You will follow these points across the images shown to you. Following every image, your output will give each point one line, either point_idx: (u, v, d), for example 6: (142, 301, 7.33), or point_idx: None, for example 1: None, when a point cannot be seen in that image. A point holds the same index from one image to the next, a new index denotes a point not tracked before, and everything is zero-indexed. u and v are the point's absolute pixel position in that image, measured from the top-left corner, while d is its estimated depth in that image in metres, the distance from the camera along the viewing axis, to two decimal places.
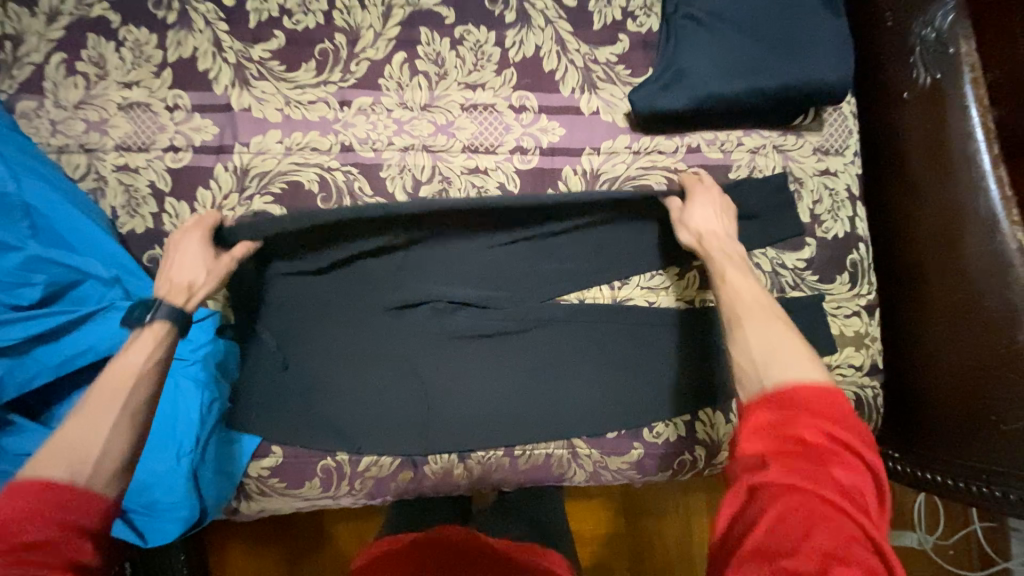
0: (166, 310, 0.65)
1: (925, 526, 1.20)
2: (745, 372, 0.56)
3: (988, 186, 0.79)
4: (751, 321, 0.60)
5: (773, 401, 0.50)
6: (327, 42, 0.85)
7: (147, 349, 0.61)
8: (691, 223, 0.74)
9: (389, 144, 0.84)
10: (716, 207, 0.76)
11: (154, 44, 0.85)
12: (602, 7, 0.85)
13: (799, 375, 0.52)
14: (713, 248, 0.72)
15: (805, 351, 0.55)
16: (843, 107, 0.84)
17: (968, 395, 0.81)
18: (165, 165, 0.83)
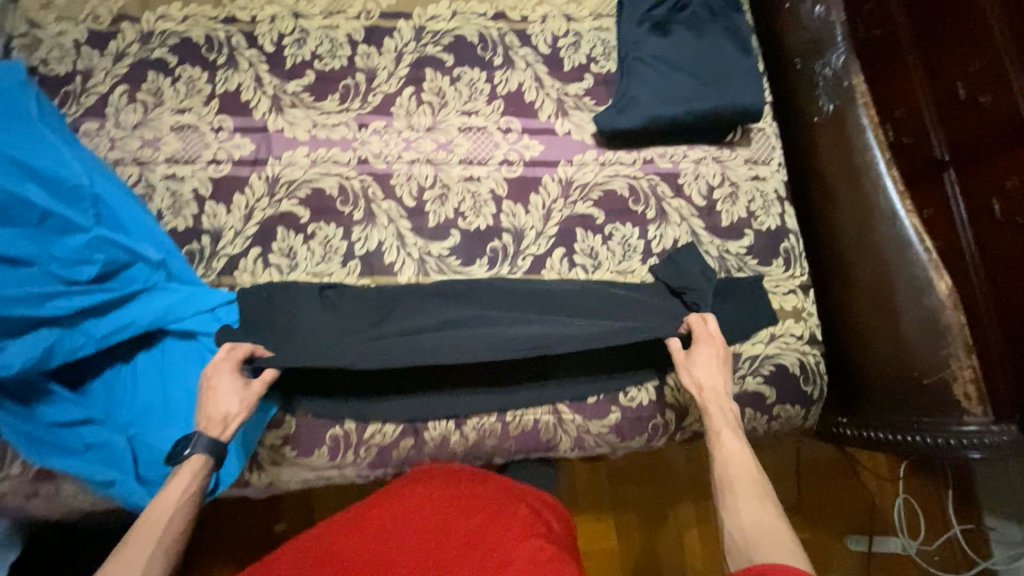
0: (204, 445, 0.76)
1: (908, 532, 1.43)
2: (737, 548, 0.67)
3: (886, 185, 0.97)
4: (742, 495, 0.72)
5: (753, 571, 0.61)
6: (350, 80, 1.05)
7: (186, 481, 0.74)
8: (693, 373, 0.86)
9: (399, 158, 1.02)
10: (717, 359, 0.87)
11: (204, 80, 1.03)
12: (571, 53, 1.07)
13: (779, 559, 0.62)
14: (711, 406, 0.83)
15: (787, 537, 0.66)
16: (765, 129, 1.05)
17: (893, 357, 0.94)
18: (207, 174, 0.99)
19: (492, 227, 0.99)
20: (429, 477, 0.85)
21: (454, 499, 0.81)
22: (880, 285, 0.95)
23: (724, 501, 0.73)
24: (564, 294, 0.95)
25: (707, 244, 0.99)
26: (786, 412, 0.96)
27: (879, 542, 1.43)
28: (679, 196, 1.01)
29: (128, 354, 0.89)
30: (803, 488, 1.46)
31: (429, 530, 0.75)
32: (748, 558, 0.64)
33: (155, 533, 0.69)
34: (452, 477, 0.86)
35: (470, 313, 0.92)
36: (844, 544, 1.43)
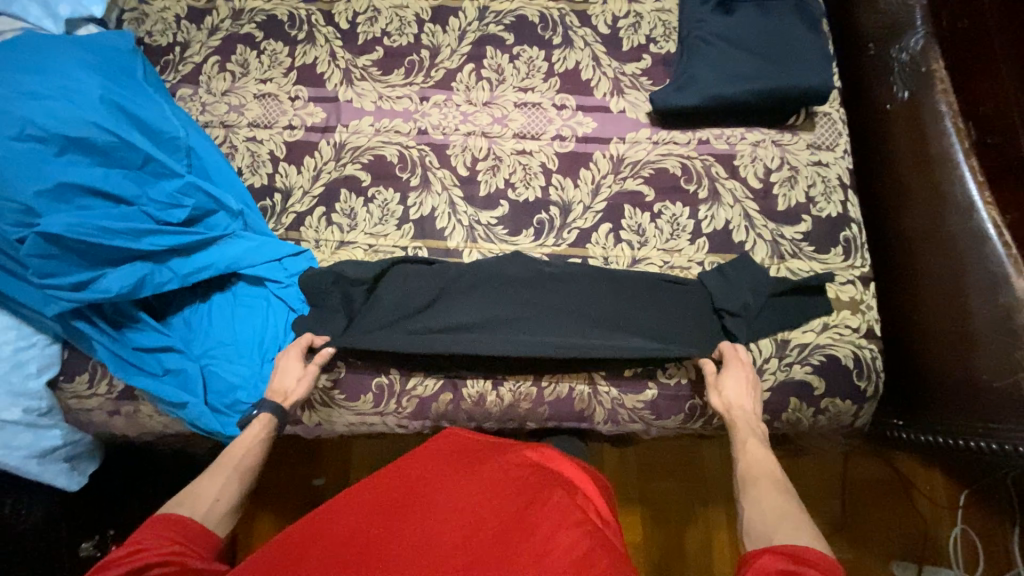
0: (270, 409, 0.86)
1: (963, 564, 1.32)
2: (755, 532, 0.67)
3: (964, 172, 0.90)
4: (764, 488, 0.73)
5: (783, 553, 0.61)
6: (415, 56, 1.11)
7: (255, 432, 0.83)
8: (724, 394, 0.85)
9: (456, 130, 1.06)
10: (747, 385, 0.85)
11: (285, 53, 1.13)
12: (630, 34, 1.08)
13: (804, 542, 0.63)
14: (739, 422, 0.82)
15: (806, 522, 0.66)
16: (832, 114, 1.02)
17: (960, 357, 0.88)
18: (283, 138, 1.07)
19: (540, 199, 1.02)
20: (468, 454, 0.85)
21: (490, 476, 0.80)
22: (953, 286, 0.90)
23: (747, 495, 0.73)
24: (611, 270, 0.96)
25: (761, 228, 0.96)
26: (835, 406, 0.92)
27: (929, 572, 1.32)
28: (733, 177, 0.99)
29: (204, 294, 0.99)
30: (846, 505, 1.40)
31: (465, 508, 0.73)
32: (769, 541, 0.64)
33: (228, 467, 0.78)
34: (491, 454, 0.85)
35: (520, 309, 0.94)
36: (889, 569, 1.35)
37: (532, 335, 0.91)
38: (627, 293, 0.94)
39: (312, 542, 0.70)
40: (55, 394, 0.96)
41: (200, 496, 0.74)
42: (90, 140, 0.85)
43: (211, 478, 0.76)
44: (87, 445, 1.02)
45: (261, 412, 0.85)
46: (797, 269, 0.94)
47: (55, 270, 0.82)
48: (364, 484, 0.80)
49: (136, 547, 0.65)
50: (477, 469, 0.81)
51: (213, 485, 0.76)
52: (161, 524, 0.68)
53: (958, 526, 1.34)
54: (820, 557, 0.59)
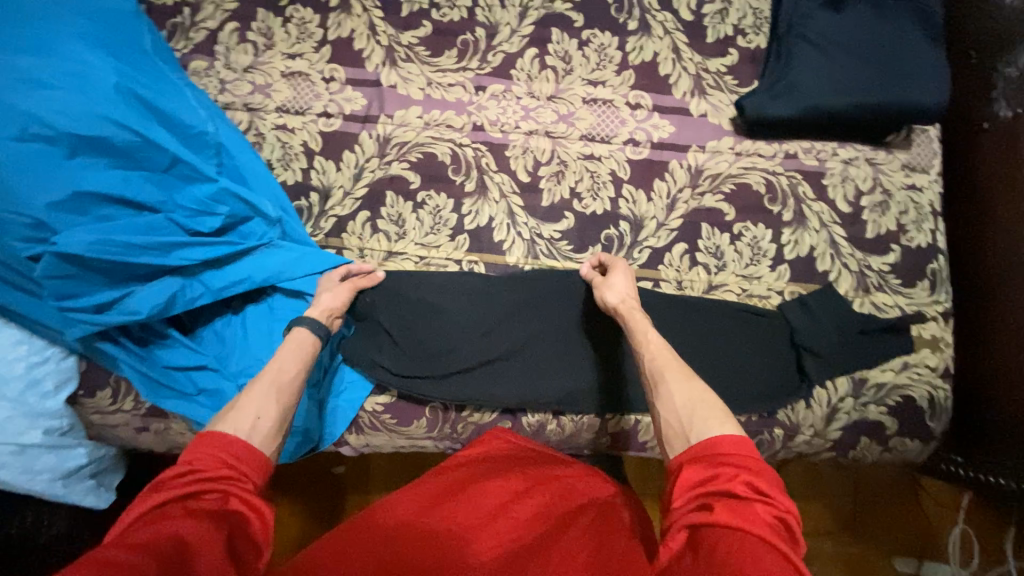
0: (307, 323, 0.77)
1: (960, 560, 1.35)
2: (675, 432, 0.59)
3: None
4: (673, 378, 0.64)
5: (697, 453, 0.54)
6: (469, 35, 0.97)
7: (297, 347, 0.73)
8: (615, 291, 0.81)
9: (516, 127, 0.94)
10: (626, 276, 0.83)
11: (316, 24, 0.97)
12: (715, 24, 0.96)
13: (716, 431, 0.55)
14: (633, 315, 0.76)
15: (715, 401, 0.59)
16: (929, 132, 0.94)
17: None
18: (318, 128, 0.94)
19: (609, 212, 0.93)
20: (504, 467, 0.73)
21: (519, 484, 0.68)
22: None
23: (656, 392, 0.65)
24: (686, 300, 0.89)
25: (847, 257, 0.89)
26: (904, 445, 0.89)
27: (928, 567, 1.36)
28: (821, 199, 0.91)
29: (238, 306, 0.90)
30: (857, 504, 1.41)
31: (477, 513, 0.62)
32: (687, 441, 0.57)
33: (272, 380, 0.66)
34: (523, 467, 0.72)
35: (581, 347, 0.89)
36: (890, 563, 1.37)
37: (595, 373, 0.88)
38: (702, 324, 0.88)
39: (347, 554, 0.55)
40: (75, 409, 0.87)
41: (241, 412, 0.60)
42: (107, 140, 0.73)
43: (251, 394, 0.63)
44: (111, 458, 0.94)
45: (296, 326, 0.77)
46: (881, 304, 0.89)
47: (74, 291, 0.72)
48: (422, 485, 0.69)
49: (190, 468, 0.51)
50: (507, 476, 0.70)
51: (255, 398, 0.62)
52: (216, 443, 0.54)
53: (958, 524, 1.36)
54: (734, 448, 0.52)
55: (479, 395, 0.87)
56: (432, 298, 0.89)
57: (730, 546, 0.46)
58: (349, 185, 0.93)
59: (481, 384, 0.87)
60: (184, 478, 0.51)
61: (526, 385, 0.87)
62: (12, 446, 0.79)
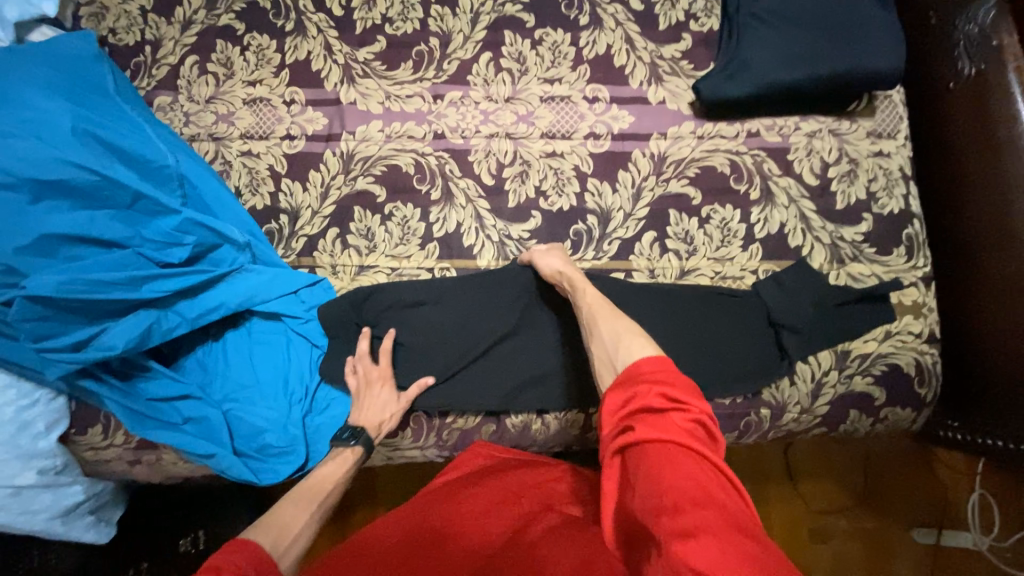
0: (364, 443, 0.80)
1: (981, 527, 1.32)
2: (605, 370, 0.60)
3: None
4: (602, 318, 0.67)
5: (617, 385, 0.54)
6: (423, 45, 0.97)
7: (340, 469, 0.76)
8: (550, 262, 0.83)
9: (476, 132, 0.95)
10: (560, 249, 0.87)
11: (273, 49, 0.99)
12: (667, 10, 0.96)
13: (637, 355, 0.57)
14: (573, 274, 0.79)
15: (636, 332, 0.61)
16: (893, 96, 0.93)
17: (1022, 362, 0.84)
18: (282, 151, 0.96)
19: (576, 207, 0.93)
20: (482, 473, 0.73)
21: (500, 492, 0.67)
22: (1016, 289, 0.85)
23: (591, 335, 0.66)
24: (660, 287, 0.89)
25: (818, 230, 0.89)
26: (895, 415, 0.88)
27: (948, 536, 1.33)
28: (787, 174, 0.90)
29: (217, 333, 0.91)
30: (869, 480, 1.38)
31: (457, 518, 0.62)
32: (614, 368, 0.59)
33: (313, 501, 0.70)
34: (500, 473, 0.72)
35: (557, 344, 0.89)
36: (910, 538, 1.34)
37: (575, 368, 0.88)
38: (677, 310, 0.88)
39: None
40: (69, 448, 0.89)
41: (281, 529, 0.62)
42: (68, 182, 0.75)
43: (292, 508, 0.66)
44: (110, 492, 0.95)
45: (354, 444, 0.79)
46: (858, 274, 0.88)
47: (50, 331, 0.74)
48: (401, 506, 0.67)
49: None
50: (485, 483, 0.69)
51: (297, 516, 0.65)
52: (244, 553, 0.55)
53: (976, 491, 1.34)
54: (651, 368, 0.53)
55: (459, 398, 0.87)
56: (409, 306, 0.89)
57: (650, 458, 0.47)
58: (316, 205, 0.94)
59: (463, 388, 0.87)
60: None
61: (507, 387, 0.88)
62: (6, 489, 0.81)
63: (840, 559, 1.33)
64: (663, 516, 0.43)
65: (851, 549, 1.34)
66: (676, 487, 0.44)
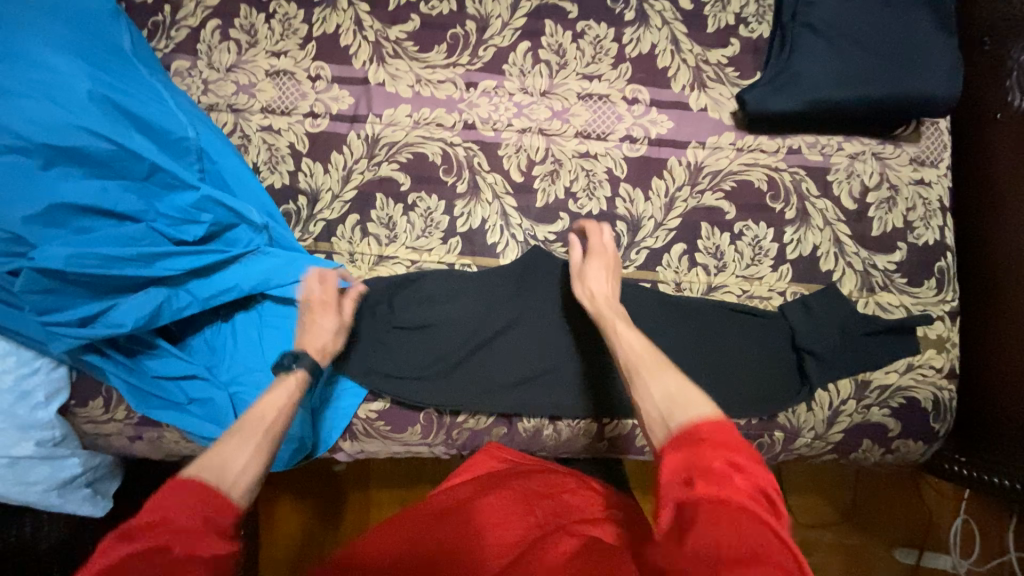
0: (308, 364, 0.72)
1: (960, 551, 1.34)
2: (654, 420, 0.53)
3: None
4: (647, 369, 0.59)
5: (676, 439, 0.49)
6: (459, 28, 0.93)
7: (287, 391, 0.67)
8: (587, 283, 0.78)
9: (508, 125, 0.91)
10: (609, 270, 0.79)
11: (300, 19, 0.94)
12: (717, 12, 0.91)
13: (695, 409, 0.51)
14: (605, 310, 0.73)
15: (684, 385, 0.55)
16: (940, 123, 0.90)
17: None
18: (304, 129, 0.92)
19: (605, 212, 0.90)
20: (487, 482, 0.72)
21: (512, 501, 0.66)
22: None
23: (636, 385, 0.58)
24: (684, 301, 0.87)
25: (851, 255, 0.86)
26: (906, 447, 0.89)
27: (928, 557, 1.35)
28: (825, 196, 0.88)
29: (228, 313, 0.90)
30: (858, 496, 1.40)
31: (467, 531, 0.61)
32: (665, 429, 0.51)
33: (260, 433, 0.57)
34: (510, 481, 0.71)
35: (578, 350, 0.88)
36: (890, 555, 1.37)
37: (594, 378, 0.87)
38: (699, 325, 0.87)
39: None
40: (68, 420, 0.87)
41: (223, 470, 0.51)
42: (82, 149, 0.72)
43: (237, 442, 0.55)
44: (107, 466, 0.94)
45: (297, 368, 0.70)
46: (887, 304, 0.86)
47: (58, 305, 0.72)
48: (403, 515, 0.66)
49: (163, 522, 0.44)
50: (498, 491, 0.68)
51: (241, 450, 0.54)
52: (193, 492, 0.47)
53: (958, 517, 1.35)
54: (714, 427, 0.48)
55: (473, 400, 0.86)
56: (426, 304, 0.88)
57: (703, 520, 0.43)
58: (336, 188, 0.91)
59: (478, 390, 0.87)
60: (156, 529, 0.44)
61: (523, 395, 0.87)
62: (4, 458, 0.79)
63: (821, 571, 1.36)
64: None
65: (832, 563, 1.37)
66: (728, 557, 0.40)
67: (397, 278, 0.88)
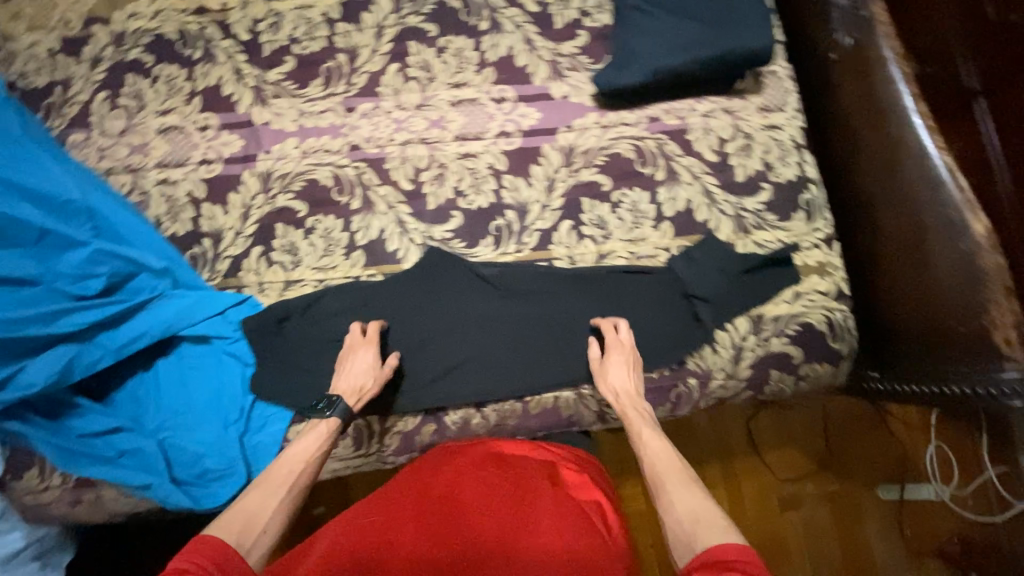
0: (341, 412, 0.79)
1: (941, 478, 1.36)
2: (680, 543, 0.59)
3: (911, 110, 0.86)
4: (671, 484, 0.66)
5: (706, 564, 0.53)
6: (331, 62, 1.00)
7: (320, 440, 0.76)
8: (610, 382, 0.84)
9: (390, 140, 0.98)
10: (631, 364, 0.85)
11: (184, 78, 1.01)
12: (561, 10, 1.01)
13: (717, 541, 0.56)
14: (630, 412, 0.80)
15: (715, 513, 0.60)
16: (778, 73, 0.98)
17: (923, 300, 0.88)
18: (199, 176, 0.97)
19: (494, 204, 0.96)
20: (456, 452, 0.77)
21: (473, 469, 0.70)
22: (920, 236, 0.86)
23: (659, 494, 0.66)
24: (579, 272, 0.92)
25: (722, 203, 0.93)
26: (814, 371, 0.92)
27: (910, 490, 1.37)
28: (688, 154, 0.95)
29: (147, 363, 0.92)
30: (832, 443, 1.42)
31: (450, 494, 0.65)
32: (692, 552, 0.57)
33: (280, 489, 0.68)
34: (477, 455, 0.74)
35: (501, 334, 0.90)
36: (874, 493, 1.39)
37: (517, 357, 0.90)
38: (597, 291, 0.91)
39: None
40: (6, 494, 0.87)
41: (252, 519, 0.63)
42: None
43: (260, 496, 0.66)
44: (54, 538, 0.93)
45: (331, 414, 0.78)
46: (762, 241, 0.92)
47: None
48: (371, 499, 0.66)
49: None
50: (460, 461, 0.73)
51: (266, 505, 0.65)
52: (211, 551, 0.56)
53: (932, 444, 1.37)
54: (742, 554, 0.52)
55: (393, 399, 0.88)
56: (338, 319, 0.90)
57: None
58: (238, 226, 0.95)
59: (424, 385, 0.89)
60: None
61: (464, 383, 0.89)
62: None
63: (813, 524, 1.37)
64: None
65: (820, 512, 1.38)
66: None
67: (304, 299, 0.90)
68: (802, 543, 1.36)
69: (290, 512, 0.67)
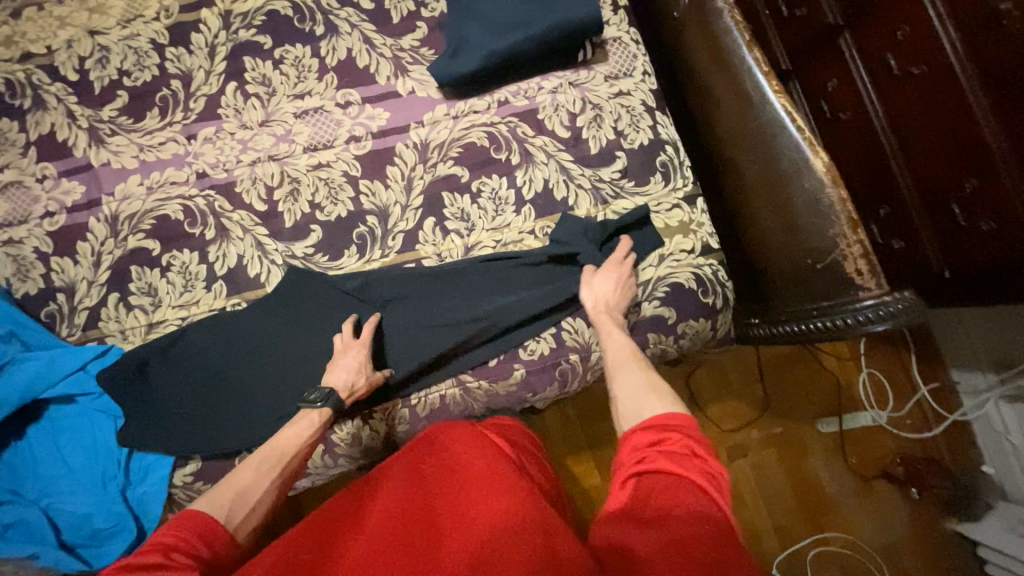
0: (332, 404, 0.79)
1: (878, 404, 1.38)
2: (625, 411, 0.66)
3: (745, 54, 0.87)
4: (626, 369, 0.73)
5: (647, 427, 0.60)
6: (166, 90, 0.96)
7: (314, 428, 0.78)
8: (593, 290, 0.86)
9: (238, 162, 0.94)
10: (620, 280, 0.88)
11: (16, 129, 0.95)
12: (396, 3, 0.98)
13: (660, 408, 0.63)
14: (602, 316, 0.84)
15: (656, 389, 0.67)
16: (622, 38, 0.98)
17: (790, 235, 0.85)
18: (44, 230, 0.93)
19: (353, 212, 0.93)
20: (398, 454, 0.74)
21: (411, 467, 0.69)
22: (772, 181, 0.86)
23: (612, 381, 0.72)
24: (446, 266, 0.91)
25: (579, 177, 0.93)
26: (692, 328, 0.93)
27: (848, 420, 1.37)
28: (541, 133, 0.94)
29: (15, 433, 0.88)
30: (768, 387, 1.38)
31: (398, 497, 0.64)
32: (637, 417, 0.63)
33: (277, 468, 0.73)
34: (421, 445, 0.73)
35: (380, 338, 0.90)
36: (815, 429, 1.37)
37: (399, 357, 0.89)
38: (470, 278, 0.91)
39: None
40: None
41: (247, 496, 0.68)
42: None
43: (256, 471, 0.71)
44: None
45: (323, 406, 0.79)
46: (622, 210, 0.93)
47: None
48: (330, 509, 0.68)
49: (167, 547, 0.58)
50: (405, 457, 0.72)
51: (263, 480, 0.71)
52: (196, 525, 0.61)
53: (865, 372, 1.39)
54: (680, 419, 0.60)
55: (267, 431, 0.85)
56: (210, 352, 0.88)
57: (666, 484, 0.53)
58: (91, 275, 0.91)
59: (394, 349, 0.90)
60: (154, 567, 0.56)
61: (427, 344, 0.89)
62: None
63: (762, 468, 1.35)
64: (664, 528, 0.49)
65: (766, 456, 1.35)
66: (676, 510, 0.50)
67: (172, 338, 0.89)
68: (753, 489, 1.33)
69: (281, 492, 0.73)
